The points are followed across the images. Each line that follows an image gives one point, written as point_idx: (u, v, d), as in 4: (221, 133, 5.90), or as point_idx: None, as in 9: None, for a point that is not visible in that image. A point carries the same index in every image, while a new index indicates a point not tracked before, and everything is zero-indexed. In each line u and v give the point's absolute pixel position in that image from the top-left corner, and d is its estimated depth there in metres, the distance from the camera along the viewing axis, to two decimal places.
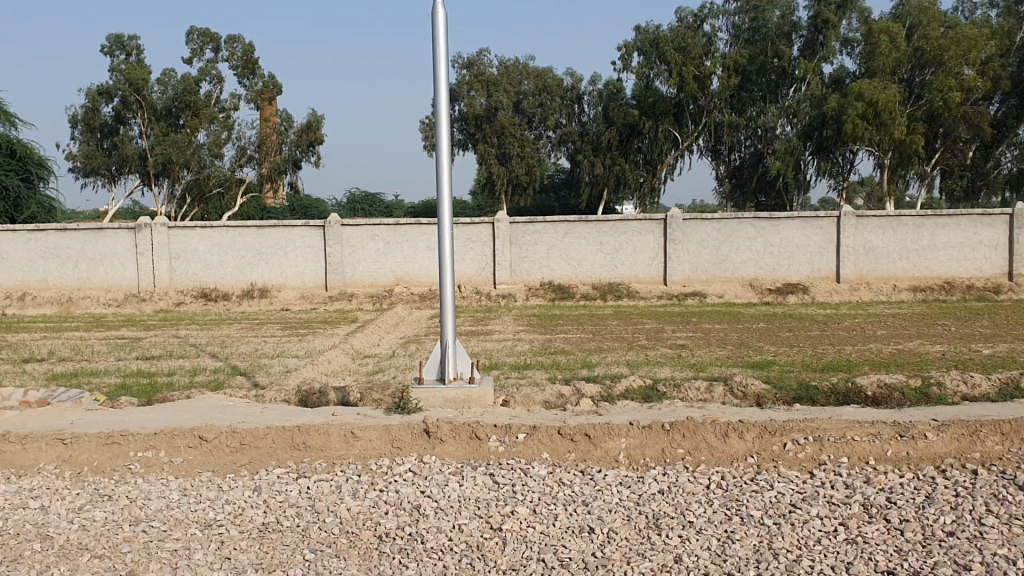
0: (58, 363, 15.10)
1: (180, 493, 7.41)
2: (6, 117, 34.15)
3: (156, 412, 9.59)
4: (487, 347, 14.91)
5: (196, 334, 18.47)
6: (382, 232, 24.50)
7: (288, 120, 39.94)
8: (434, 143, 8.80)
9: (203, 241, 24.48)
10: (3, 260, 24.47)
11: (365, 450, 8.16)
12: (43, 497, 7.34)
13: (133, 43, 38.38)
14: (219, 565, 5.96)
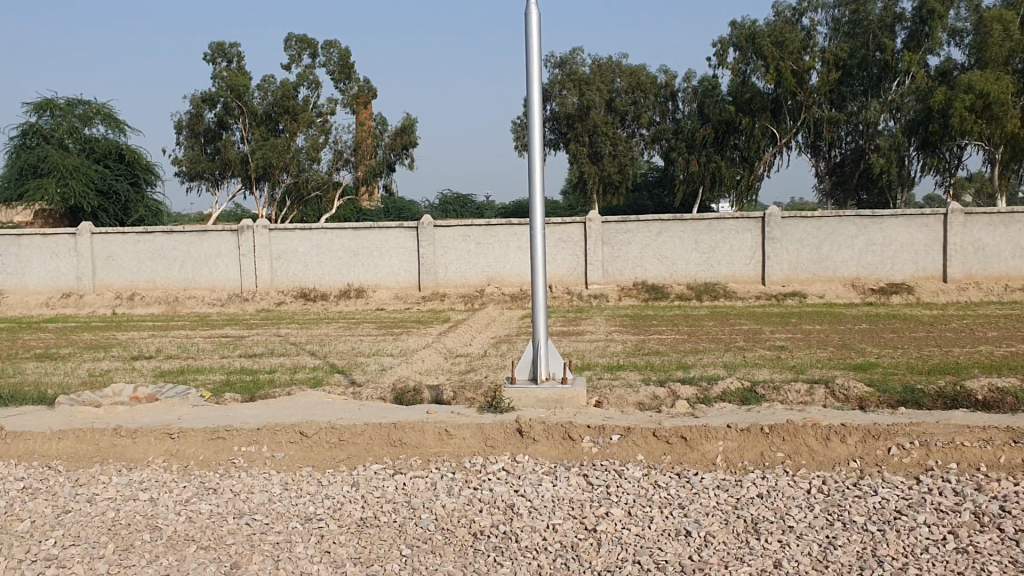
0: (165, 361, 15.66)
1: (281, 487, 7.60)
2: (116, 125, 35.67)
3: (258, 408, 9.85)
4: (580, 347, 14.90)
5: (296, 333, 18.94)
6: (474, 232, 24.65)
7: (383, 123, 40.66)
8: (526, 143, 8.80)
9: (301, 243, 25.07)
10: (113, 262, 25.52)
11: (459, 448, 8.22)
12: (153, 489, 7.63)
13: (234, 50, 39.61)
14: (319, 559, 6.09)
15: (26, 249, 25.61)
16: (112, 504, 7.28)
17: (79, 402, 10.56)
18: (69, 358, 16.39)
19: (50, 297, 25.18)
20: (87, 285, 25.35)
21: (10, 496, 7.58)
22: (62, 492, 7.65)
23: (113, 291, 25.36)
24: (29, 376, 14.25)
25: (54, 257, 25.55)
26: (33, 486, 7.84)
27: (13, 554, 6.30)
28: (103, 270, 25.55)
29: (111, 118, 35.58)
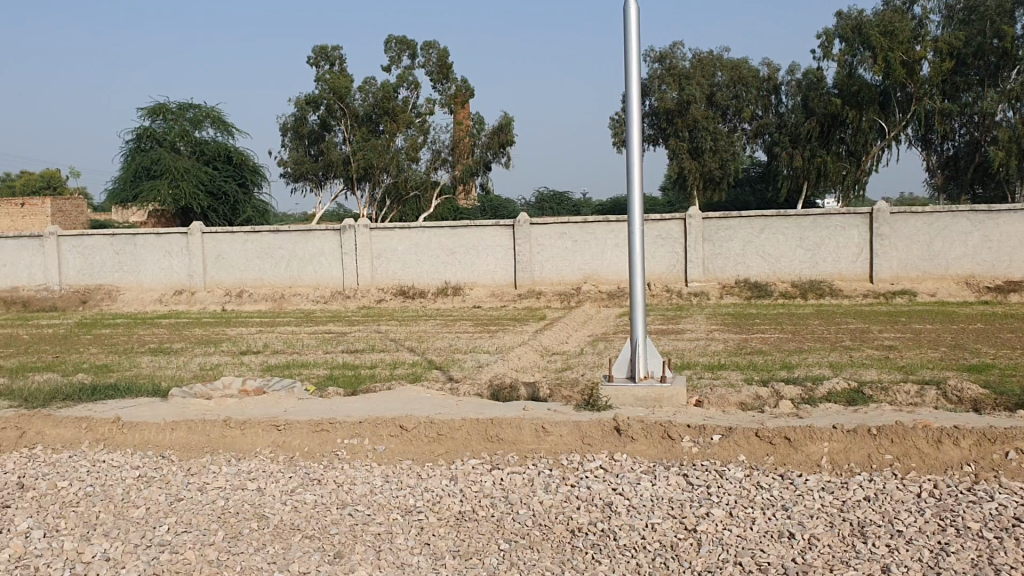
0: (272, 356, 16.11)
1: (382, 479, 7.73)
2: (225, 127, 36.92)
3: (360, 401, 10.06)
4: (679, 346, 14.70)
5: (395, 329, 19.25)
6: (571, 230, 24.59)
7: (480, 122, 40.86)
8: (625, 139, 8.73)
9: (401, 241, 25.46)
10: (223, 260, 26.43)
11: (557, 445, 8.21)
12: (260, 479, 7.86)
13: (336, 53, 40.52)
14: (419, 551, 6.18)
15: (141, 248, 26.74)
16: (221, 493, 7.53)
17: (191, 395, 10.97)
18: (181, 352, 17.04)
19: (164, 294, 26.25)
20: (199, 282, 26.33)
21: (127, 483, 7.92)
22: (175, 480, 7.96)
23: (222, 288, 26.27)
24: (144, 369, 14.88)
25: (167, 256, 26.60)
26: (148, 474, 8.17)
27: (130, 538, 6.59)
28: (212, 267, 26.48)
29: (220, 121, 36.86)
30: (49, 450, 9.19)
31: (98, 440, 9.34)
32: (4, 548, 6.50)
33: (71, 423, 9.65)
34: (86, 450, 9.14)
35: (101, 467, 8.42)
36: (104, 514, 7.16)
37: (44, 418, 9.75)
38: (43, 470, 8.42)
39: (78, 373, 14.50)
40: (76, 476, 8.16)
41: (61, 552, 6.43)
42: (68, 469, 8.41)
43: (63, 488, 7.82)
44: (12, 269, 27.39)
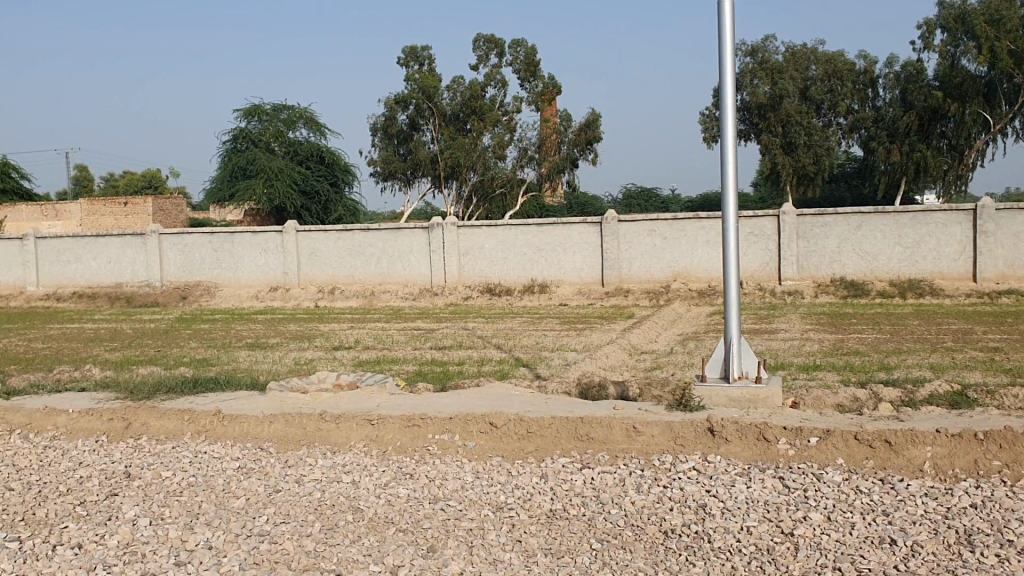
0: (362, 351, 16.39)
1: (473, 476, 7.78)
2: (317, 128, 37.75)
3: (451, 397, 10.14)
4: (771, 346, 14.42)
5: (483, 326, 19.36)
6: (660, 227, 24.36)
7: (567, 119, 40.80)
8: (718, 133, 8.60)
9: (488, 239, 25.62)
10: (316, 257, 26.99)
11: (647, 445, 8.14)
12: (354, 472, 8.01)
13: (426, 53, 40.99)
14: (511, 547, 6.20)
15: (239, 246, 27.52)
16: (318, 486, 7.69)
17: (288, 389, 11.25)
18: (276, 347, 17.47)
19: (259, 290, 26.95)
20: (293, 279, 26.95)
21: (227, 474, 8.16)
22: (273, 472, 8.17)
23: (315, 285, 26.83)
24: (241, 363, 15.30)
25: (263, 253, 27.30)
26: (248, 465, 8.41)
27: (231, 528, 6.79)
28: (306, 265, 27.07)
29: (313, 122, 37.70)
30: (155, 441, 9.54)
31: (200, 431, 9.66)
32: (114, 535, 6.78)
33: (174, 415, 10.00)
34: (189, 441, 9.45)
35: (203, 458, 8.70)
36: (205, 504, 7.39)
37: (149, 410, 10.12)
38: (149, 460, 8.75)
39: (179, 366, 15.01)
40: (179, 466, 8.46)
41: (167, 539, 6.67)
42: (172, 458, 8.72)
43: (168, 478, 8.11)
44: (116, 266, 28.50)
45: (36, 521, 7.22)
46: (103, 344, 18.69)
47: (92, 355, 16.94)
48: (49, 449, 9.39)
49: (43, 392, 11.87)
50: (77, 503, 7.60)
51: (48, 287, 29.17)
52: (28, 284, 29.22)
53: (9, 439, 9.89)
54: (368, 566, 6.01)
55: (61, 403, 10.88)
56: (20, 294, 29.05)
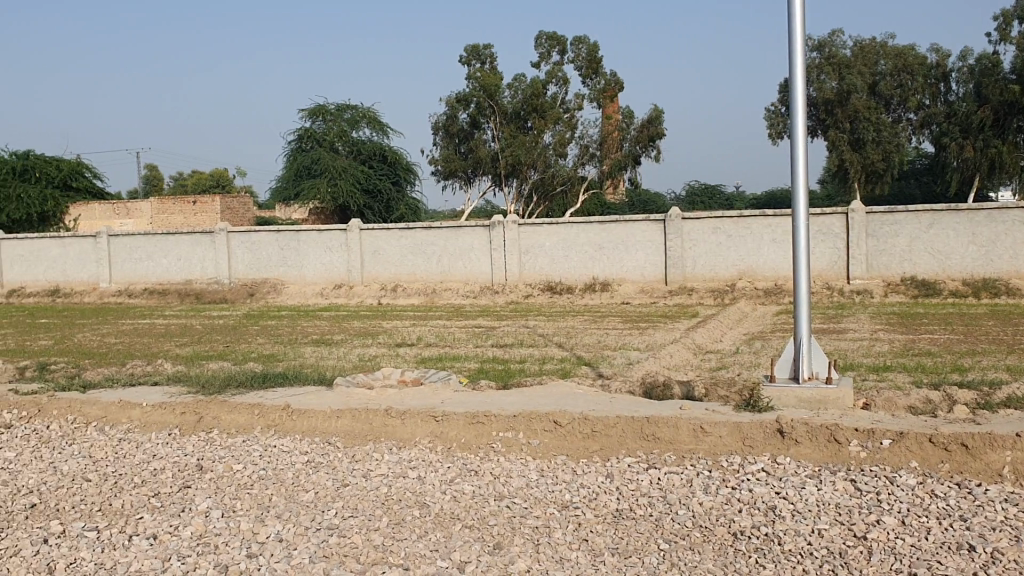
0: (425, 348, 16.50)
1: (538, 473, 7.77)
2: (380, 127, 38.13)
3: (515, 395, 10.16)
4: (839, 346, 14.15)
5: (544, 324, 19.35)
6: (725, 225, 24.08)
7: (630, 116, 40.54)
8: (788, 128, 8.46)
9: (549, 237, 25.60)
10: (378, 255, 27.25)
11: (715, 446, 8.06)
12: (420, 468, 8.07)
13: (487, 51, 41.13)
14: (578, 546, 6.19)
15: (304, 244, 27.92)
16: (384, 480, 7.76)
17: (354, 384, 11.39)
18: (340, 344, 17.69)
19: (324, 288, 27.31)
20: (356, 277, 27.26)
21: (296, 468, 8.28)
22: (340, 466, 8.27)
23: (378, 282, 27.09)
24: (307, 359, 15.53)
25: (327, 251, 27.66)
26: (316, 459, 8.53)
27: (301, 521, 6.89)
28: (369, 263, 27.36)
29: (376, 121, 38.08)
30: (225, 434, 9.73)
31: (269, 426, 9.82)
32: (187, 526, 6.92)
33: (244, 409, 10.19)
34: (259, 434, 9.62)
35: (273, 451, 8.85)
36: (275, 497, 7.50)
37: (220, 404, 10.32)
38: (220, 453, 8.92)
39: (247, 362, 15.28)
40: (249, 459, 8.61)
41: (239, 531, 6.80)
42: (243, 452, 8.89)
43: (239, 471, 8.26)
44: (186, 263, 29.13)
45: (113, 511, 7.42)
46: (173, 339, 19.13)
47: (163, 350, 17.34)
48: (124, 442, 9.64)
49: (117, 386, 12.19)
50: (151, 494, 7.79)
51: (120, 284, 29.93)
52: (101, 280, 30.02)
53: (86, 431, 10.17)
54: (435, 561, 6.05)
55: (135, 396, 11.15)
56: (94, 290, 29.87)
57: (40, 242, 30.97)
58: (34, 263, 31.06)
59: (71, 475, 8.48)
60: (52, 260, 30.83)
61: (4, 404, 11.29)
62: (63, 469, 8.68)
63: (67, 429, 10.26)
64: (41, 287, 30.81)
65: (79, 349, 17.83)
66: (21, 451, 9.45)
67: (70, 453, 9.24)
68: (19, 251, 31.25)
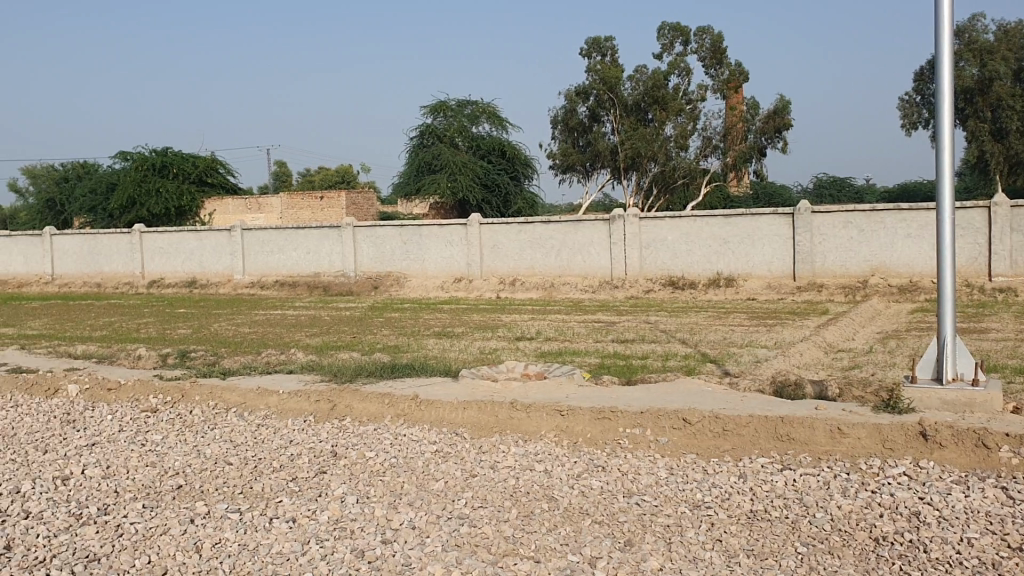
0: (546, 342, 16.56)
1: (667, 471, 7.66)
2: (499, 123, 38.44)
3: (641, 391, 10.07)
4: (983, 347, 13.49)
5: (666, 320, 19.14)
6: (857, 219, 23.24)
7: (755, 106, 39.62)
8: (933, 114, 8.11)
9: (671, 231, 25.24)
10: (498, 249, 27.47)
11: (853, 448, 7.80)
12: (546, 461, 8.06)
13: (608, 44, 40.94)
14: (711, 546, 6.08)
15: (426, 238, 28.36)
16: (512, 472, 7.80)
17: (479, 376, 11.52)
18: (462, 337, 17.90)
19: (445, 281, 27.72)
20: (476, 270, 27.56)
21: (426, 457, 8.43)
22: (468, 457, 8.35)
23: (497, 276, 27.32)
24: (431, 351, 15.82)
25: (448, 245, 28.04)
26: (445, 449, 8.65)
27: (433, 509, 7.01)
28: (489, 257, 27.61)
29: (495, 117, 38.39)
30: (357, 422, 10.00)
31: (399, 415, 10.05)
32: (325, 511, 7.14)
33: (375, 398, 10.46)
34: (389, 423, 9.86)
35: (403, 440, 9.03)
36: (408, 485, 7.66)
37: (353, 393, 10.61)
38: (353, 440, 9.17)
39: (374, 352, 15.66)
40: (381, 447, 8.82)
41: (373, 517, 6.98)
42: (374, 440, 9.10)
43: (371, 458, 8.47)
44: (314, 256, 30.07)
45: (254, 494, 7.72)
46: (302, 329, 19.79)
47: (295, 340, 17.95)
48: (263, 427, 10.03)
49: (253, 373, 12.69)
50: (290, 478, 8.07)
51: (253, 276, 31.11)
52: (235, 273, 31.30)
53: (227, 416, 10.63)
54: (566, 555, 6.05)
55: (271, 384, 11.59)
56: (228, 282, 31.17)
57: (179, 236, 32.46)
58: (173, 255, 32.58)
59: (214, 458, 8.86)
60: (189, 253, 32.28)
61: (149, 389, 11.90)
62: (206, 453, 9.06)
63: (208, 414, 10.72)
64: (179, 278, 32.32)
65: (215, 337, 18.64)
66: (166, 434, 9.93)
67: (213, 437, 9.66)
68: (159, 244, 32.84)
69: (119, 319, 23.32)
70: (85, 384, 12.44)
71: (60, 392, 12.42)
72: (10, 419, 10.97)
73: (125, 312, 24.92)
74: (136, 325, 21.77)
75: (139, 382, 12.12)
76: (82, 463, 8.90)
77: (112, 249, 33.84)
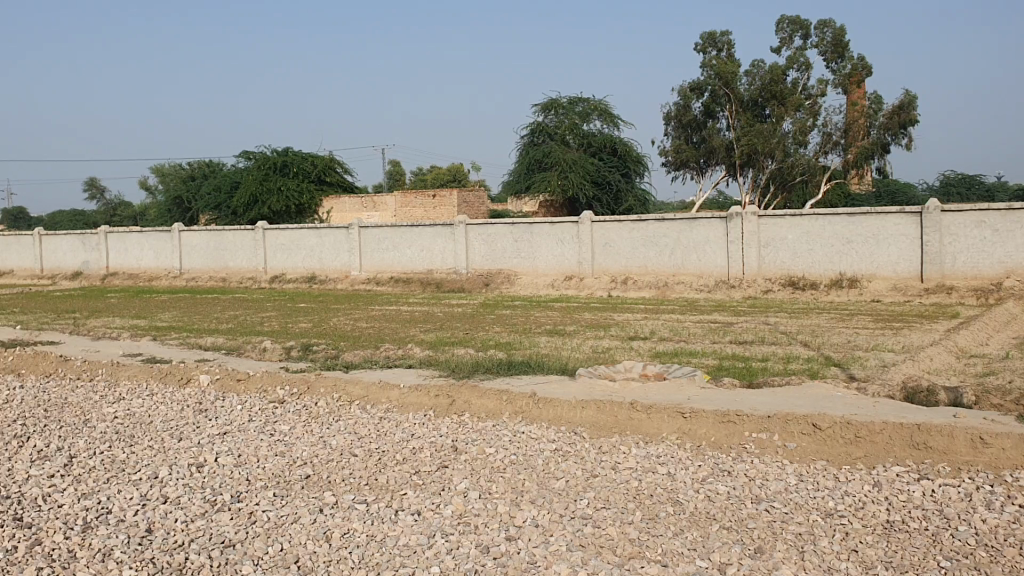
0: (661, 342, 16.35)
1: (796, 478, 7.44)
2: (612, 120, 38.21)
3: (766, 395, 9.83)
4: None
5: (787, 321, 18.65)
6: (991, 218, 22.15)
7: (878, 101, 38.24)
8: None
9: (791, 229, 24.58)
10: (611, 247, 27.30)
11: (997, 459, 7.43)
12: (669, 464, 7.94)
13: (725, 38, 40.18)
14: (847, 556, 5.87)
15: (538, 236, 28.46)
16: (634, 474, 7.70)
17: (597, 375, 11.46)
18: (574, 334, 17.87)
19: (556, 279, 27.73)
20: (588, 268, 27.48)
21: (546, 455, 8.40)
22: (589, 457, 8.29)
23: (609, 274, 27.17)
24: (543, 348, 15.82)
25: (560, 243, 28.04)
26: (565, 449, 8.61)
27: (555, 508, 6.99)
28: (601, 255, 27.48)
29: (607, 113, 38.16)
30: (476, 418, 10.07)
31: (517, 412, 10.08)
32: (448, 505, 7.21)
33: (494, 395, 10.55)
34: (507, 420, 9.89)
35: (521, 438, 9.03)
36: (528, 482, 7.66)
37: (471, 390, 10.73)
38: (472, 436, 9.23)
39: (488, 349, 15.76)
40: (501, 444, 8.84)
41: (496, 514, 7.00)
42: (493, 436, 9.15)
43: (491, 454, 8.51)
44: (428, 253, 30.52)
45: (379, 486, 7.86)
46: (418, 325, 20.10)
47: (410, 335, 18.24)
48: (385, 420, 10.22)
49: (374, 367, 12.95)
50: (412, 471, 8.19)
51: (368, 272, 31.78)
52: (352, 269, 32.04)
53: (351, 408, 10.87)
54: (694, 560, 5.95)
55: (393, 379, 11.89)
56: (345, 278, 31.93)
57: (299, 233, 33.44)
58: (293, 251, 33.57)
59: (339, 449, 9.07)
60: (308, 248, 33.20)
61: (276, 381, 12.30)
62: (331, 443, 9.28)
63: (333, 406, 10.99)
64: (300, 274, 33.30)
65: (334, 331, 19.11)
66: (293, 424, 10.22)
67: (337, 429, 9.89)
68: (280, 241, 33.90)
69: (243, 313, 24.13)
70: (216, 375, 12.93)
71: (192, 381, 12.94)
72: (146, 406, 11.48)
73: (249, 305, 25.82)
74: (259, 319, 22.47)
75: (267, 375, 12.54)
76: (215, 451, 9.24)
77: (236, 245, 35.12)
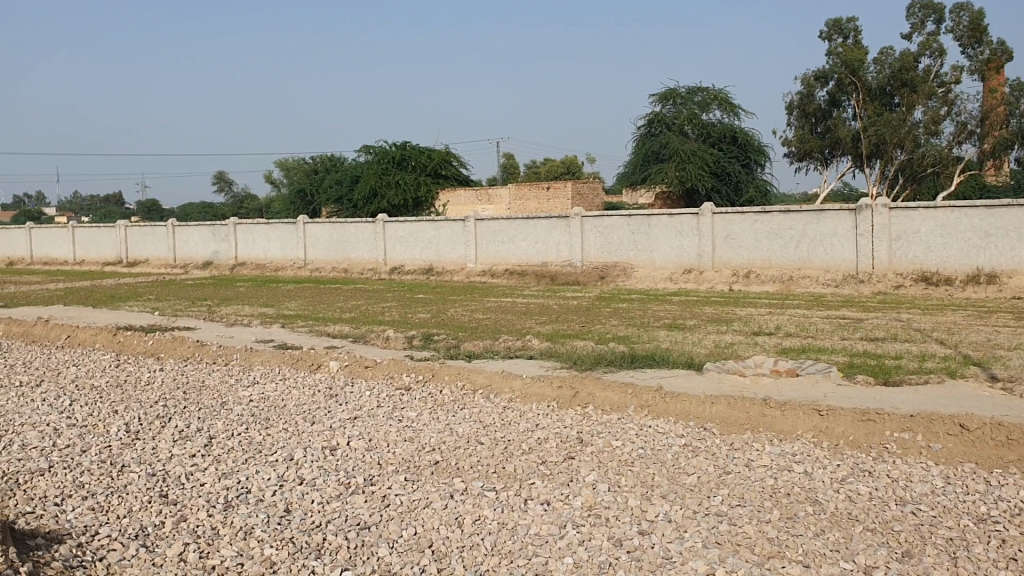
0: (786, 338, 15.89)
1: (943, 480, 7.10)
2: (732, 109, 37.41)
3: (907, 393, 9.43)
4: None
5: (919, 318, 17.88)
6: None
7: (1019, 88, 36.28)
8: None
9: (924, 222, 23.55)
10: (732, 240, 26.72)
11: None
12: (806, 463, 7.70)
13: (851, 24, 38.87)
14: (1005, 565, 5.58)
15: (656, 228, 28.15)
16: (768, 472, 7.50)
17: (725, 370, 11.22)
18: (695, 329, 17.58)
19: (674, 272, 27.36)
20: (707, 262, 27.00)
21: (675, 450, 8.27)
22: (720, 454, 8.12)
23: (730, 267, 26.58)
24: (663, 342, 15.60)
25: (679, 235, 27.65)
26: (694, 444, 8.44)
27: (688, 504, 6.87)
28: (722, 248, 26.92)
29: (727, 103, 37.38)
30: (600, 411, 10.01)
31: (643, 406, 9.96)
32: (578, 497, 7.19)
33: (618, 389, 10.48)
34: (633, 413, 9.78)
35: (649, 432, 8.90)
36: (659, 477, 7.55)
37: (595, 383, 10.68)
38: (598, 428, 9.17)
39: (608, 342, 15.66)
40: (627, 438, 8.74)
41: (628, 508, 6.93)
42: (619, 430, 9.06)
43: (618, 447, 8.43)
44: (544, 246, 30.57)
45: (507, 474, 7.90)
46: (535, 317, 20.14)
47: (527, 327, 18.26)
48: (509, 410, 10.25)
49: (496, 357, 13.05)
50: (539, 462, 8.20)
51: (484, 263, 32.05)
52: (468, 261, 32.40)
53: (475, 397, 10.95)
54: (838, 562, 5.75)
55: (515, 370, 11.93)
56: (461, 270, 32.29)
57: (417, 225, 34.01)
58: (412, 243, 34.14)
59: (466, 437, 9.15)
60: (427, 240, 33.71)
61: (403, 368, 12.54)
62: (458, 431, 9.38)
63: (457, 394, 11.12)
64: (417, 266, 33.84)
65: (453, 322, 19.36)
66: (420, 411, 10.39)
67: (463, 417, 10.00)
68: (400, 233, 34.54)
69: (365, 303, 24.66)
70: (344, 362, 13.27)
71: (322, 367, 13.33)
72: (279, 391, 11.86)
73: (371, 296, 26.36)
74: (379, 309, 22.94)
75: (393, 362, 12.80)
76: (347, 435, 9.47)
77: (358, 236, 36.00)
